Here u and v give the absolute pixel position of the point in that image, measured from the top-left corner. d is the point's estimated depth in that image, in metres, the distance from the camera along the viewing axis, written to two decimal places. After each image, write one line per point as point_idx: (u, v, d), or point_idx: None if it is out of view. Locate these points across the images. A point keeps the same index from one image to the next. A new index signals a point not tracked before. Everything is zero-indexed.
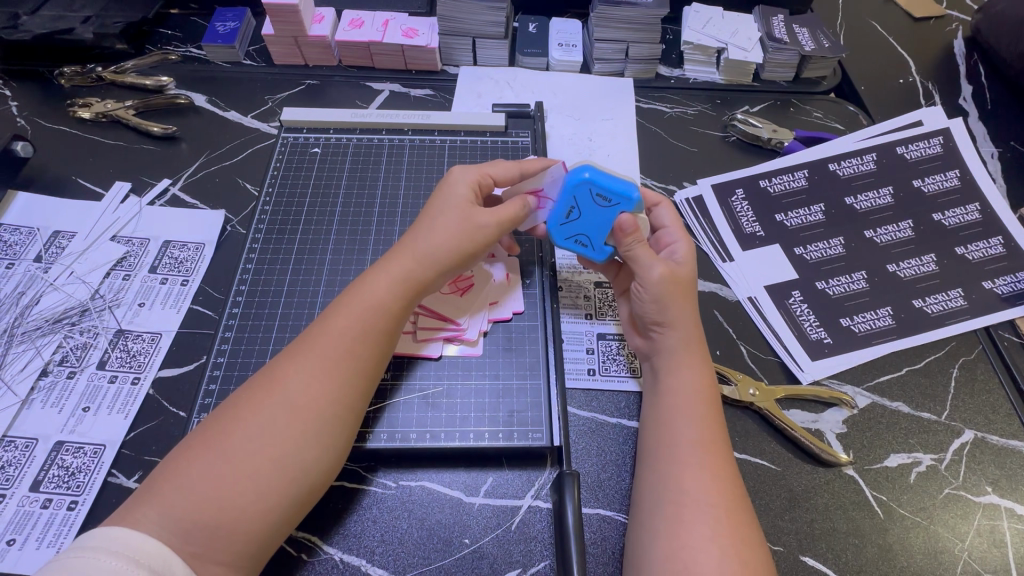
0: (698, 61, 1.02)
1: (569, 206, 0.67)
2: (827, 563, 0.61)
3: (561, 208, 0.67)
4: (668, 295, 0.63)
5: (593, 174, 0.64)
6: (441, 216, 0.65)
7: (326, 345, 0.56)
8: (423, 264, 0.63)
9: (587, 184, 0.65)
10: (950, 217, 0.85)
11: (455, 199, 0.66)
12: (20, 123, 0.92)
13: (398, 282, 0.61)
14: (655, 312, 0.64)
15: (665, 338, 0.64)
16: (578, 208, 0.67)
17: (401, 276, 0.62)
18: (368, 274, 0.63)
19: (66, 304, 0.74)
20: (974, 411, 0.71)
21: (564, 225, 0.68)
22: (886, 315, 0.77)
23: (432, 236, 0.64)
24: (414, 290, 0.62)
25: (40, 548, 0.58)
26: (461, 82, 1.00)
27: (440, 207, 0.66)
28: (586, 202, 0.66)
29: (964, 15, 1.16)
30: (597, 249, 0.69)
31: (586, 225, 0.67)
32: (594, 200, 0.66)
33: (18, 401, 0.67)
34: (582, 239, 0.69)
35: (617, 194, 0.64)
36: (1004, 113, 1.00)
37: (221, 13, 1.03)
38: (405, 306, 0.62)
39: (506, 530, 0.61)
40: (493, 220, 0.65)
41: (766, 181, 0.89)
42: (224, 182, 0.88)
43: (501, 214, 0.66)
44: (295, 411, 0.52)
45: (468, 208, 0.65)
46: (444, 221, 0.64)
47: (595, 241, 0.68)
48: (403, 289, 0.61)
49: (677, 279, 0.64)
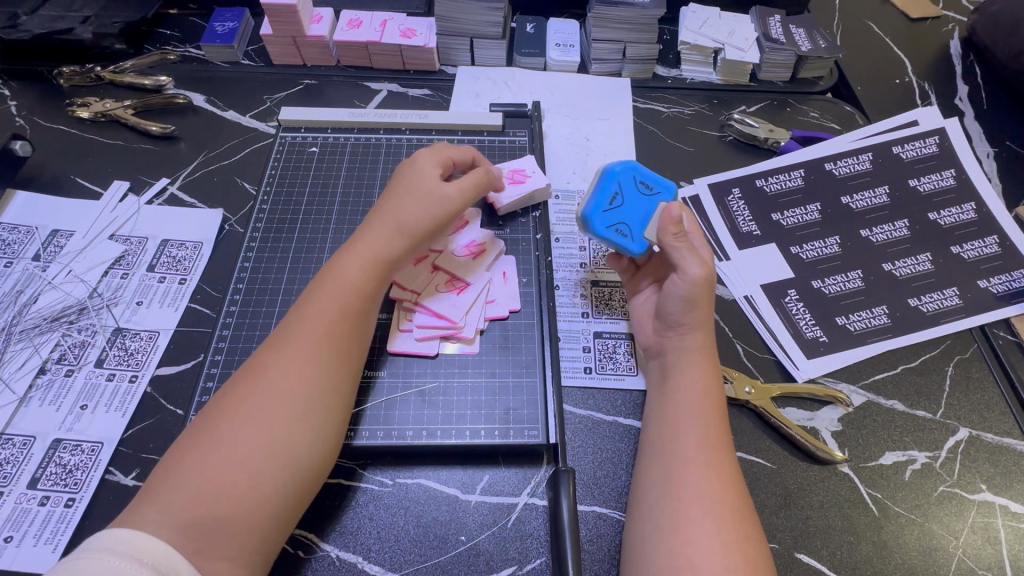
0: (696, 61, 1.02)
1: (613, 192, 0.70)
2: (822, 560, 0.61)
3: (604, 194, 0.70)
4: (699, 297, 0.64)
5: (638, 164, 0.72)
6: (399, 195, 0.68)
7: (308, 332, 0.57)
8: (390, 240, 0.64)
9: (632, 173, 0.71)
10: (945, 216, 0.85)
11: (422, 178, 0.69)
12: (19, 122, 0.92)
13: (365, 261, 0.62)
14: (681, 313, 0.64)
15: (682, 340, 0.65)
16: (622, 195, 0.71)
17: (371, 257, 0.63)
18: (338, 258, 0.64)
19: (65, 303, 0.75)
20: (969, 409, 0.72)
21: (607, 212, 0.70)
22: (882, 313, 0.77)
23: (396, 212, 0.66)
24: (386, 267, 0.64)
25: (37, 544, 0.58)
26: (460, 82, 1.01)
27: (399, 187, 0.69)
28: (630, 189, 0.71)
29: (960, 16, 1.17)
30: (636, 240, 0.69)
31: (628, 213, 0.70)
32: (638, 188, 0.71)
33: (17, 399, 0.67)
34: (624, 229, 0.70)
35: (660, 183, 0.72)
36: (1000, 113, 1.01)
37: (220, 13, 1.04)
38: (379, 283, 0.63)
39: (502, 527, 0.61)
40: (452, 187, 0.69)
41: (762, 180, 0.89)
42: (223, 180, 0.88)
43: (462, 184, 0.69)
44: (280, 396, 0.53)
45: (427, 184, 0.68)
46: (412, 198, 0.67)
47: (636, 231, 0.69)
48: (376, 271, 0.63)
49: (710, 282, 0.65)
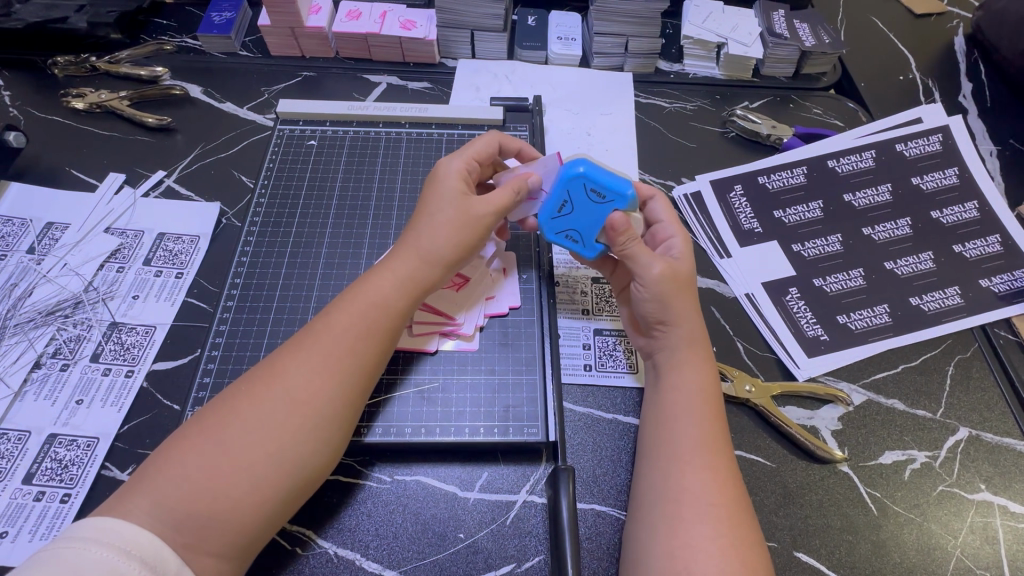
0: (698, 56, 1.02)
1: (562, 201, 0.66)
2: (820, 559, 0.61)
3: (553, 202, 0.66)
4: (668, 293, 0.63)
5: (586, 169, 0.64)
6: (437, 210, 0.64)
7: (327, 340, 0.56)
8: (425, 261, 0.63)
9: (581, 179, 0.64)
10: (948, 214, 0.85)
11: (449, 192, 0.65)
12: (12, 113, 0.91)
13: (398, 278, 0.61)
14: (656, 312, 0.63)
15: (669, 337, 0.64)
16: (572, 203, 0.65)
17: (402, 272, 0.62)
18: (368, 273, 0.63)
19: (60, 296, 0.74)
20: (969, 409, 0.71)
21: (557, 220, 0.67)
22: (883, 312, 0.77)
23: (431, 233, 0.63)
24: (417, 287, 0.62)
25: (32, 540, 0.58)
26: (460, 75, 1.00)
27: (436, 203, 0.65)
28: (579, 197, 0.65)
29: (965, 12, 1.16)
30: (589, 246, 0.68)
31: (578, 220, 0.66)
32: (587, 196, 0.65)
33: (10, 394, 0.66)
34: (574, 234, 0.68)
35: (612, 189, 0.64)
36: (1004, 111, 1.00)
37: (218, 3, 1.02)
38: (409, 303, 0.62)
39: (501, 525, 0.61)
40: (489, 210, 0.65)
41: (765, 177, 0.89)
42: (221, 174, 0.87)
43: (497, 204, 0.65)
44: (294, 404, 0.52)
45: (465, 201, 0.65)
46: (440, 216, 0.64)
47: (587, 237, 0.67)
48: (406, 288, 0.61)
49: (677, 280, 0.64)
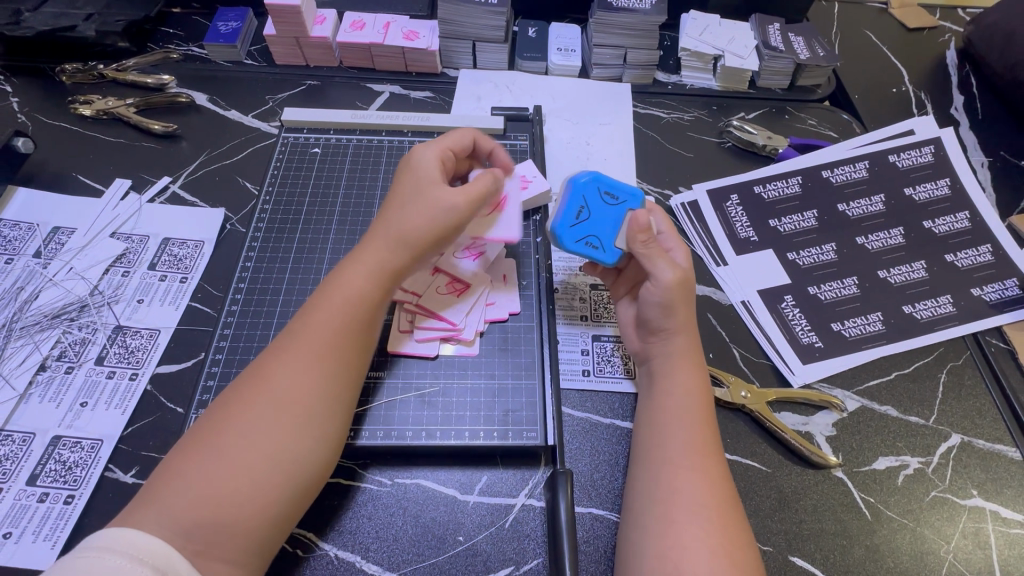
0: (696, 67, 1.04)
1: (579, 205, 0.69)
2: (815, 564, 0.62)
3: (570, 208, 0.69)
4: (676, 300, 0.64)
5: (596, 176, 0.70)
6: (408, 201, 0.65)
7: (311, 339, 0.57)
8: (396, 250, 0.63)
9: (592, 185, 0.70)
10: (940, 224, 0.87)
11: (420, 182, 0.67)
12: (20, 119, 0.92)
13: (372, 269, 0.62)
14: (662, 316, 0.64)
15: (663, 343, 0.65)
16: (588, 206, 0.69)
17: (375, 263, 0.62)
18: (342, 265, 0.63)
19: (66, 300, 0.75)
20: (961, 415, 0.73)
21: (575, 226, 0.68)
22: (876, 320, 0.78)
23: (401, 223, 0.64)
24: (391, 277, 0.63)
25: (36, 541, 0.59)
26: (461, 85, 1.01)
27: (408, 194, 0.66)
28: (594, 201, 0.69)
29: (957, 27, 1.18)
30: (610, 250, 0.68)
31: (594, 223, 0.69)
32: (603, 199, 0.70)
33: (16, 395, 0.67)
34: (594, 239, 0.68)
35: (623, 192, 0.70)
36: (995, 123, 1.02)
37: (224, 13, 1.04)
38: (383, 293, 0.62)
39: (499, 528, 0.61)
40: (461, 197, 0.65)
41: (760, 187, 0.90)
42: (225, 180, 0.88)
43: (467, 191, 0.66)
44: (285, 404, 0.53)
45: (434, 191, 0.66)
46: (411, 205, 0.65)
47: (608, 241, 0.68)
48: (378, 277, 0.62)
49: (683, 281, 0.65)
